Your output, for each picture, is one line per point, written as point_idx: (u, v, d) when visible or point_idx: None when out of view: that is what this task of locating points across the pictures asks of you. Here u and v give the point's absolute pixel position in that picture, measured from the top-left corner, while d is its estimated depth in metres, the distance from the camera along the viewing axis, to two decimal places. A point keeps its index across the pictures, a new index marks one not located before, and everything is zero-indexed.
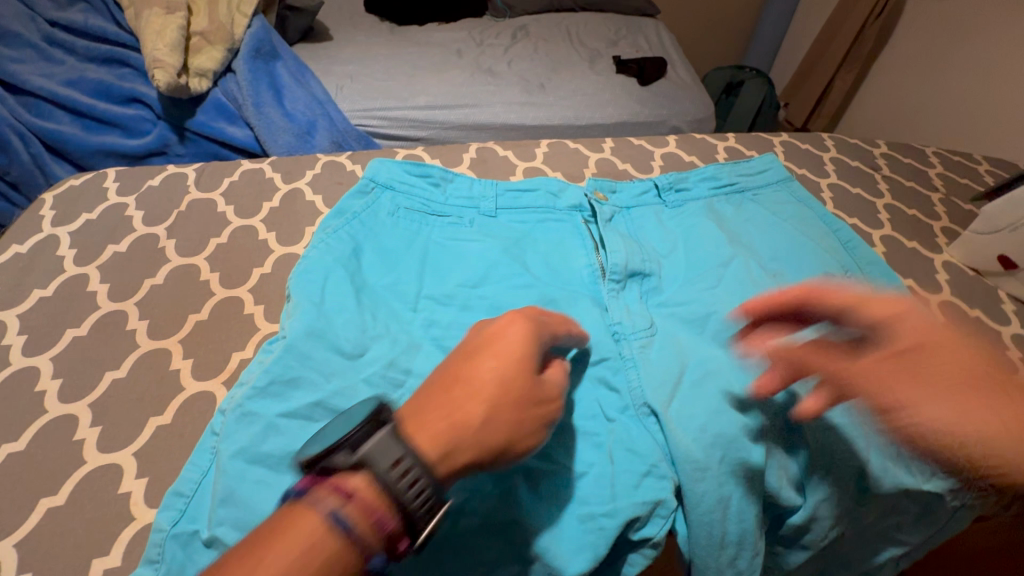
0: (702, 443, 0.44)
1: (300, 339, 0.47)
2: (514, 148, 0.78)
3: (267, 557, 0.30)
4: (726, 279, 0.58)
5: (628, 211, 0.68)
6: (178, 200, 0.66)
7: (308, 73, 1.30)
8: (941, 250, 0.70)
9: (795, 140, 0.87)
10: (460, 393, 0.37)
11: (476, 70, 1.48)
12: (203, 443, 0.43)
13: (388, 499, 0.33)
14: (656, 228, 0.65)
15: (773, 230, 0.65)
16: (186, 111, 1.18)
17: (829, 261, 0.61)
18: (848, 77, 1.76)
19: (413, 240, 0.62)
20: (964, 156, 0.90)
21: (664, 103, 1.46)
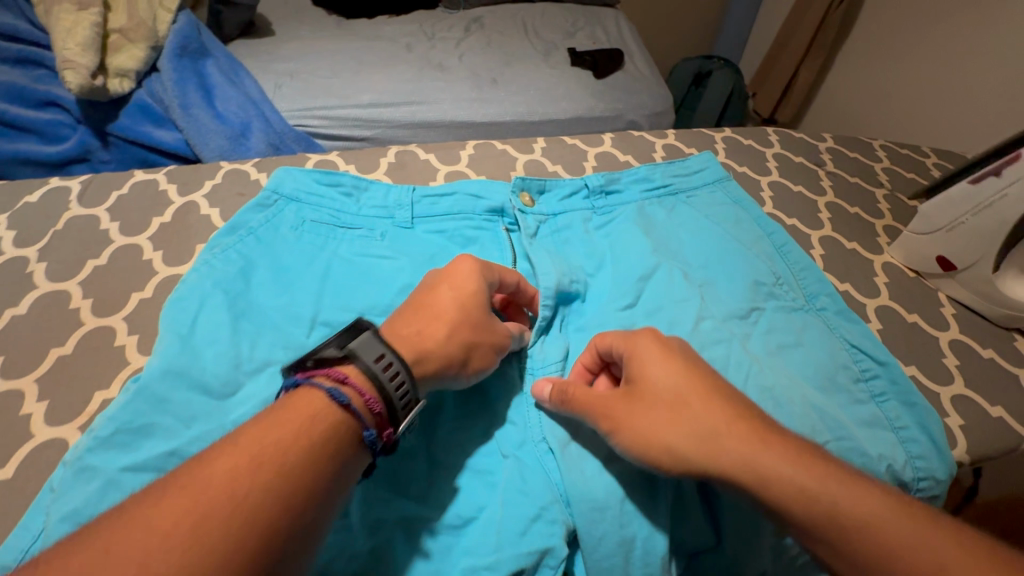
0: (602, 480, 0.41)
1: (156, 379, 0.42)
2: (437, 151, 0.73)
3: (277, 425, 0.34)
4: (647, 296, 0.55)
5: (556, 219, 0.62)
6: (57, 218, 0.60)
7: (243, 72, 1.23)
8: (881, 251, 0.67)
9: (738, 135, 0.83)
10: (423, 313, 0.45)
11: (425, 65, 1.42)
12: (37, 503, 0.38)
13: (375, 388, 0.38)
14: (582, 240, 0.60)
15: (704, 235, 0.61)
16: (109, 115, 1.11)
17: (759, 269, 0.58)
18: (812, 66, 1.74)
19: (315, 256, 0.56)
20: (912, 149, 0.87)
21: (621, 96, 1.42)
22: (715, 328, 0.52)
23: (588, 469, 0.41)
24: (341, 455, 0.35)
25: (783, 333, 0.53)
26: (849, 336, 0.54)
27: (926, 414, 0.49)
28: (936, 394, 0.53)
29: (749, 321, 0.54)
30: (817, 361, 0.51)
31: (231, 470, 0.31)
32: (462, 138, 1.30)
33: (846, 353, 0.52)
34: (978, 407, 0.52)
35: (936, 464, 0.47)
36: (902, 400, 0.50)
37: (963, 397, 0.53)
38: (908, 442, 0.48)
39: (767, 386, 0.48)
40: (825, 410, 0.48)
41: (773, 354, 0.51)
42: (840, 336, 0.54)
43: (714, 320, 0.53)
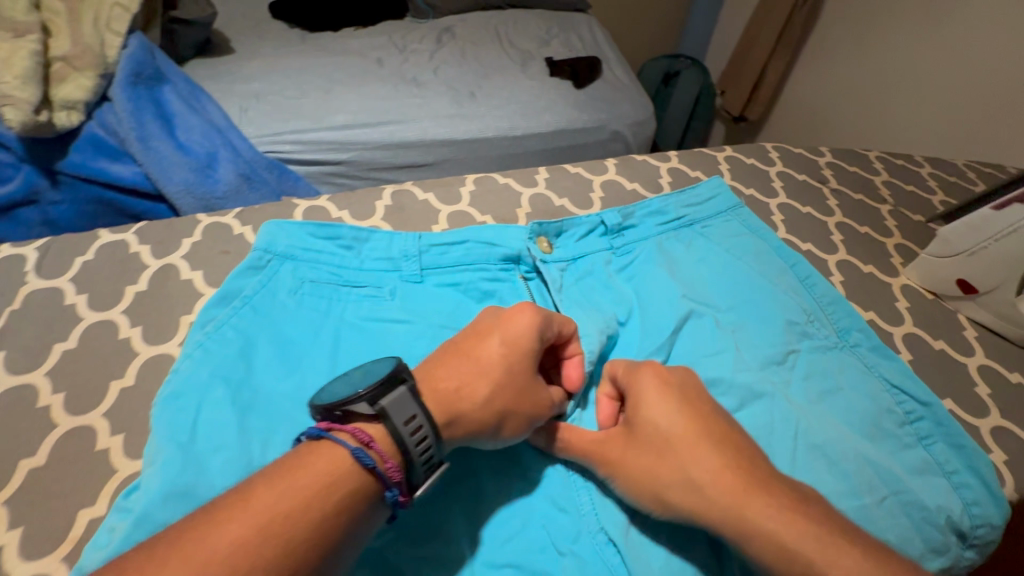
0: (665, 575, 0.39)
1: (159, 503, 0.36)
2: (435, 188, 0.69)
3: (286, 484, 0.31)
4: (682, 347, 0.52)
5: (575, 262, 0.59)
6: (12, 294, 0.53)
7: (204, 97, 1.15)
8: (897, 273, 0.66)
9: (739, 154, 0.81)
10: (468, 364, 0.42)
11: (399, 80, 1.36)
12: None
13: (398, 449, 0.35)
14: (606, 285, 0.57)
15: (727, 272, 0.59)
16: (58, 151, 1.00)
17: (790, 307, 0.56)
18: (778, 66, 1.75)
19: (320, 326, 0.50)
20: (906, 159, 0.87)
21: (603, 106, 1.39)
22: (756, 379, 0.49)
23: (653, 559, 0.40)
24: (353, 522, 0.32)
25: (823, 378, 0.51)
26: (887, 375, 0.52)
27: (975, 456, 0.47)
28: (975, 428, 0.52)
29: (787, 366, 0.51)
30: (861, 407, 0.49)
31: (235, 542, 0.28)
32: (444, 157, 1.25)
33: (887, 394, 0.51)
34: (1017, 438, 0.52)
35: (992, 510, 0.45)
36: (949, 442, 0.48)
37: (1002, 429, 0.52)
38: (960, 487, 0.46)
39: (818, 442, 0.46)
40: (877, 462, 0.46)
41: (817, 403, 0.49)
42: (879, 376, 0.52)
43: (753, 368, 0.50)
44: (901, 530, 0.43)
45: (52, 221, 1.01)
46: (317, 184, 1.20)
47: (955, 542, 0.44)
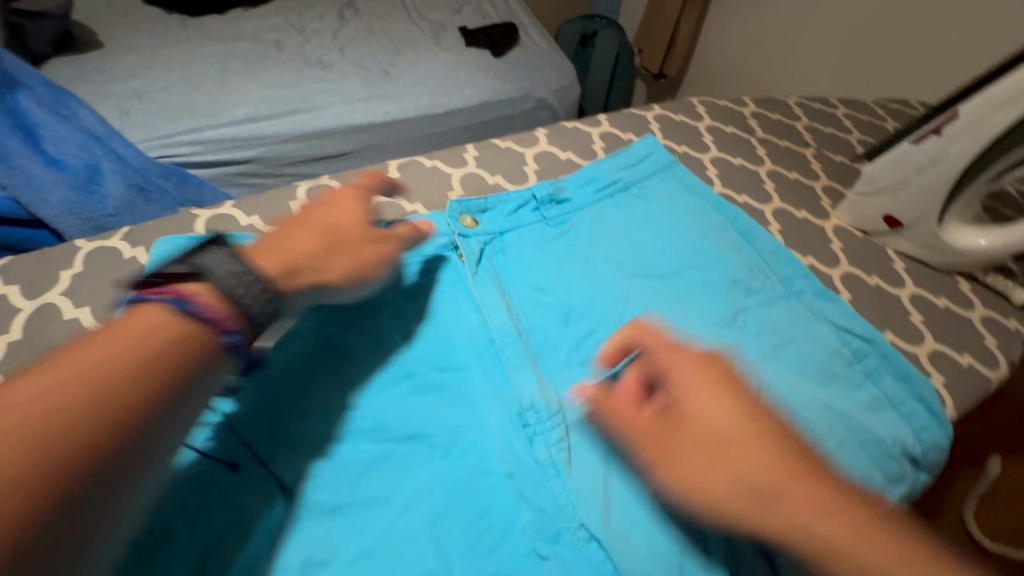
0: (654, 560, 0.38)
1: None
2: (356, 180, 0.62)
3: (95, 343, 0.28)
4: (629, 315, 0.51)
5: (508, 241, 0.56)
6: None
7: (72, 101, 0.99)
8: (829, 215, 0.67)
9: (668, 112, 0.80)
10: (294, 229, 0.41)
11: (302, 64, 1.25)
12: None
13: (229, 303, 0.32)
14: (538, 259, 0.54)
15: (668, 235, 0.57)
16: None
17: (733, 266, 0.55)
18: (689, 18, 1.76)
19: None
20: (822, 102, 0.90)
21: (525, 74, 1.35)
22: (710, 343, 0.49)
23: (637, 543, 0.38)
24: (190, 367, 0.29)
25: (773, 332, 0.51)
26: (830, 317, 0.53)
27: (920, 385, 0.49)
28: (915, 355, 0.54)
29: (737, 326, 0.51)
30: (811, 353, 0.50)
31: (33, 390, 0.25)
32: (364, 143, 1.17)
33: (834, 337, 0.52)
34: (951, 359, 0.55)
35: (938, 432, 0.47)
36: (894, 375, 0.50)
37: (937, 353, 0.55)
38: (909, 416, 0.48)
39: (777, 397, 0.46)
40: (831, 406, 0.47)
41: (769, 357, 0.49)
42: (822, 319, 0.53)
43: (705, 331, 0.50)
44: (862, 467, 0.44)
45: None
46: (225, 188, 1.09)
47: (910, 469, 0.46)
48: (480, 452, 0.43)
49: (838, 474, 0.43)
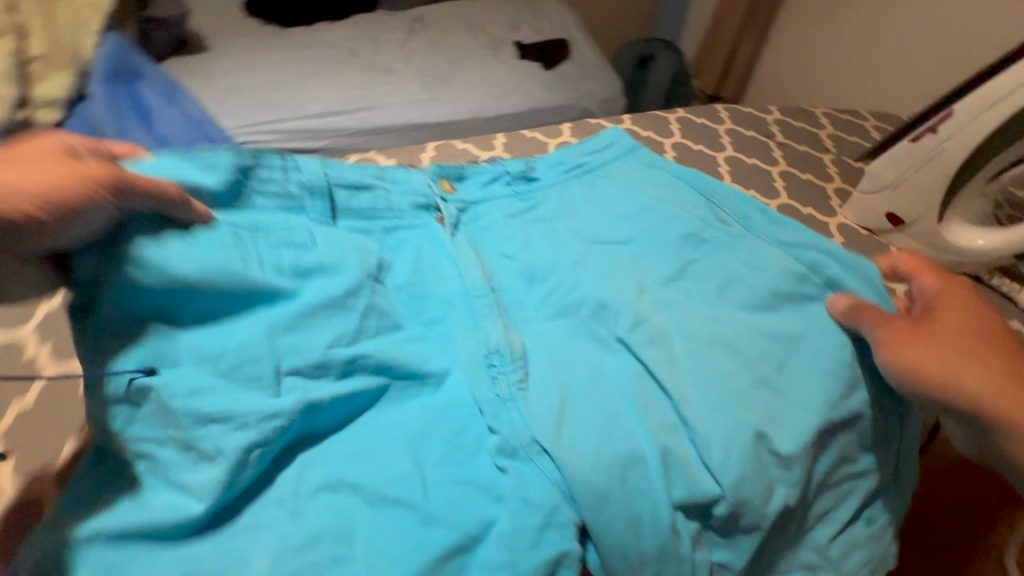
0: (598, 467, 0.43)
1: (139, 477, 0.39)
2: (397, 156, 0.72)
3: None
4: (588, 270, 0.57)
5: (480, 213, 0.64)
6: None
7: (179, 93, 1.16)
8: (834, 213, 0.70)
9: (690, 114, 0.85)
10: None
11: (372, 69, 1.39)
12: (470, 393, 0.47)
13: None
14: (505, 228, 0.62)
15: (637, 198, 0.63)
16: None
17: (695, 220, 0.60)
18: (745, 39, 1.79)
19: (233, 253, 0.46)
20: (853, 113, 0.91)
21: (572, 86, 1.43)
22: (657, 293, 0.54)
23: (584, 455, 0.43)
24: None
25: (727, 283, 0.55)
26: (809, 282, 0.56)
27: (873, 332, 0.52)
28: None
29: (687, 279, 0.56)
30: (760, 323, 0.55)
31: None
32: (418, 140, 1.29)
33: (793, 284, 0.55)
34: None
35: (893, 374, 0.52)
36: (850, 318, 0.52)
37: None
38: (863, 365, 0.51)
39: (716, 335, 0.51)
40: (772, 347, 0.51)
41: (714, 305, 0.54)
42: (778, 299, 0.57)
43: (653, 284, 0.55)
44: (801, 402, 0.48)
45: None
46: None
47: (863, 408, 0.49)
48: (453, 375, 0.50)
49: (774, 400, 0.48)
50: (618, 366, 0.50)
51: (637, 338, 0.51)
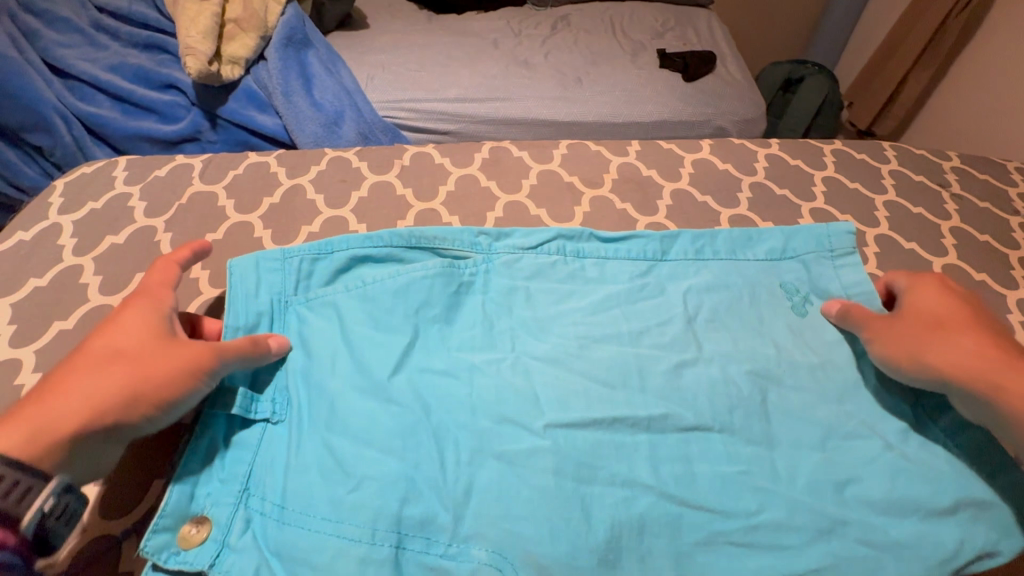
0: (654, 514, 0.41)
1: (275, 508, 0.39)
2: (530, 148, 0.73)
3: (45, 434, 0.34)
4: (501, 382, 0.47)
5: (409, 343, 0.49)
6: (181, 192, 0.65)
7: (340, 64, 1.28)
8: (1014, 286, 0.61)
9: (839, 174, 0.73)
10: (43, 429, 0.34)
11: (491, 102, 1.29)
12: (461, 360, 0.48)
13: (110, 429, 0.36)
14: (438, 372, 0.47)
15: (555, 303, 0.54)
16: (124, 53, 1.18)
17: (567, 323, 0.52)
18: (894, 74, 1.63)
19: (327, 472, 0.41)
20: (995, 175, 0.76)
21: (710, 100, 1.36)
22: (567, 416, 0.45)
23: (590, 529, 0.40)
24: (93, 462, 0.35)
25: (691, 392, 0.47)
26: (786, 271, 0.58)
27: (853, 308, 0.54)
28: None
29: (579, 348, 0.50)
30: (755, 290, 0.56)
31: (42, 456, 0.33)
32: (558, 104, 1.31)
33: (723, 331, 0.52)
34: None
35: None
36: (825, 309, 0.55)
37: None
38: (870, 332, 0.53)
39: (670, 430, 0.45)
40: (712, 399, 0.47)
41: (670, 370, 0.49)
42: (713, 305, 0.55)
43: (566, 421, 0.45)
44: (805, 401, 0.48)
45: (42, 149, 1.08)
46: (418, 136, 1.29)
47: None
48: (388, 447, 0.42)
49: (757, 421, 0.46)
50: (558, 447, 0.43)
51: (571, 439, 0.44)
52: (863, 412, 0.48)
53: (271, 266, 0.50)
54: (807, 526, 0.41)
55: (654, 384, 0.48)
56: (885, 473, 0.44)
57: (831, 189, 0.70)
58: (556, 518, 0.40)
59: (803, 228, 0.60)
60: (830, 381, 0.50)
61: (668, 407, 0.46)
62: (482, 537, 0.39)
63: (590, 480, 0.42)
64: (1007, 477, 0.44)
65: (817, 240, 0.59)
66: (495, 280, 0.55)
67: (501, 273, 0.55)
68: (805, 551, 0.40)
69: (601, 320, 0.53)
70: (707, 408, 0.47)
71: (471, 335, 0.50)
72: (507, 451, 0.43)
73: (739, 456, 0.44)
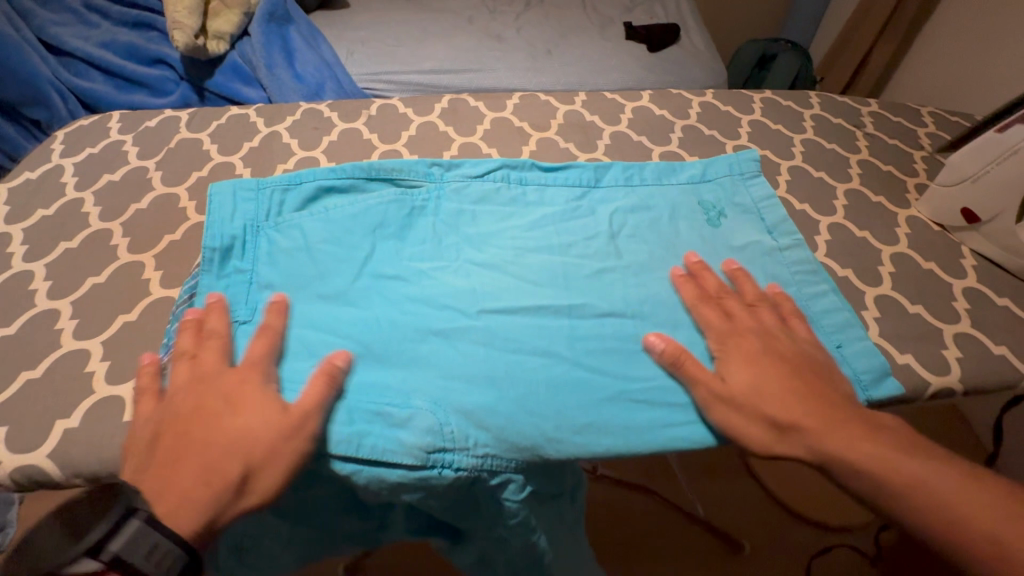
0: (566, 376, 0.49)
1: None
2: (486, 99, 0.81)
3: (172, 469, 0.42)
4: (445, 282, 0.55)
5: (368, 252, 0.57)
6: (169, 138, 0.73)
7: (320, 39, 1.35)
8: (909, 205, 0.68)
9: (765, 118, 0.81)
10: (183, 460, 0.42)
11: (464, 74, 1.37)
12: (411, 265, 0.57)
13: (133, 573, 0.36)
14: (391, 274, 0.55)
15: (497, 222, 0.62)
16: (115, 32, 1.25)
17: (506, 237, 0.60)
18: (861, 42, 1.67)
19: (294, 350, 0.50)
20: (908, 118, 0.84)
21: (673, 69, 1.44)
22: (498, 305, 0.53)
23: (512, 386, 0.48)
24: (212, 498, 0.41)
25: (608, 288, 0.56)
26: (703, 195, 0.66)
27: (754, 224, 0.63)
28: (938, 330, 0.56)
29: (515, 256, 0.58)
30: (674, 210, 0.64)
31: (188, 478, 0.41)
32: (528, 75, 1.38)
33: (641, 243, 0.61)
34: (979, 344, 0.55)
35: (802, 254, 0.60)
36: (734, 223, 0.63)
37: (966, 335, 0.56)
38: (766, 242, 0.61)
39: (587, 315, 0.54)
40: (627, 293, 0.56)
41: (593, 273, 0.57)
42: (635, 222, 0.63)
43: (498, 310, 0.53)
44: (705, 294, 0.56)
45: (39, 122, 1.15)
46: None
47: (772, 259, 0.60)
48: (346, 330, 0.51)
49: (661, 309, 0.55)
50: (489, 327, 0.52)
51: (501, 322, 0.52)
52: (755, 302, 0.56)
53: (246, 198, 0.59)
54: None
55: (577, 282, 0.56)
56: None
57: (755, 129, 0.78)
58: (484, 377, 0.49)
59: (717, 160, 0.69)
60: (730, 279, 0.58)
61: (586, 298, 0.55)
62: (422, 392, 0.48)
63: (515, 349, 0.50)
64: (860, 348, 0.53)
65: (727, 173, 0.68)
66: (445, 203, 0.63)
67: (450, 198, 0.63)
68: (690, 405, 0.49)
69: (537, 234, 0.61)
70: (621, 299, 0.55)
71: (422, 246, 0.58)
72: (447, 330, 0.51)
73: (645, 335, 0.53)
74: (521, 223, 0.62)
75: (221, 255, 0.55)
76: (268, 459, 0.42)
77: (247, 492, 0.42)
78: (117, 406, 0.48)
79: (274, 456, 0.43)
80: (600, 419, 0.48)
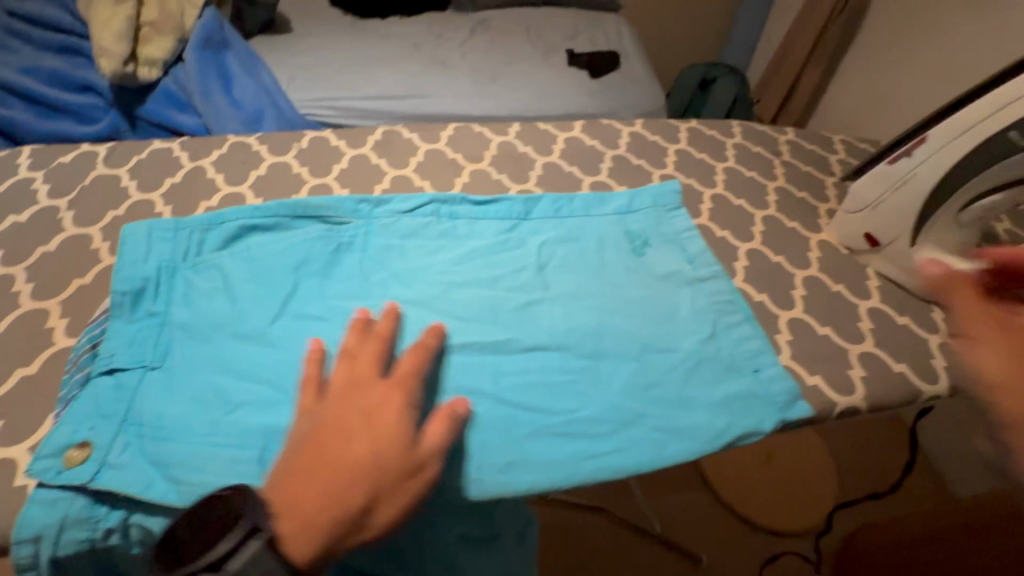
0: (489, 415, 0.50)
1: (155, 431, 0.46)
2: (420, 131, 0.81)
3: (300, 491, 0.39)
4: (369, 321, 0.55)
5: (289, 292, 0.56)
6: (84, 175, 0.70)
7: (260, 65, 1.33)
8: (820, 230, 0.73)
9: (690, 147, 0.84)
10: (319, 472, 0.40)
11: (409, 100, 1.38)
12: (335, 304, 0.56)
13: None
14: (313, 315, 0.54)
15: (427, 257, 0.62)
16: (38, 57, 1.19)
17: (434, 272, 0.60)
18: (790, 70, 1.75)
19: (205, 399, 0.48)
20: (820, 145, 0.89)
21: (614, 95, 1.49)
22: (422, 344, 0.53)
23: None
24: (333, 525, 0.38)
25: (535, 322, 0.57)
26: (628, 225, 0.68)
27: (676, 253, 0.66)
28: (844, 350, 0.59)
29: (443, 291, 0.58)
30: (600, 240, 0.66)
31: (320, 497, 0.38)
32: (472, 101, 1.40)
33: (569, 274, 0.62)
34: (882, 362, 0.59)
35: (719, 282, 0.63)
36: (658, 253, 0.65)
37: (869, 354, 0.59)
38: (687, 270, 0.64)
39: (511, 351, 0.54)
40: (554, 326, 0.57)
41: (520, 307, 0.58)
42: (563, 253, 0.64)
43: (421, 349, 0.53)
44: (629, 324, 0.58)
45: None
46: None
47: (692, 288, 0.62)
48: (263, 376, 0.49)
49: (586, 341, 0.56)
50: None
51: None
52: (674, 331, 0.58)
53: (164, 239, 0.58)
54: (614, 419, 0.51)
55: (504, 317, 0.57)
56: (685, 379, 0.54)
57: (681, 159, 0.82)
58: None
59: (641, 191, 0.72)
60: (653, 307, 0.60)
61: (511, 333, 0.55)
62: None
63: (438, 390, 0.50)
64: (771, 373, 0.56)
65: (651, 203, 0.71)
66: (373, 239, 0.62)
67: (378, 233, 0.63)
68: (610, 438, 0.50)
69: (465, 268, 0.61)
70: (546, 333, 0.56)
71: (348, 284, 0.58)
72: None
73: (569, 368, 0.54)
74: (450, 257, 0.62)
75: (132, 302, 0.53)
76: (393, 490, 0.40)
77: (364, 526, 0.39)
78: (9, 470, 0.45)
79: (394, 493, 0.40)
80: (523, 457, 0.48)
